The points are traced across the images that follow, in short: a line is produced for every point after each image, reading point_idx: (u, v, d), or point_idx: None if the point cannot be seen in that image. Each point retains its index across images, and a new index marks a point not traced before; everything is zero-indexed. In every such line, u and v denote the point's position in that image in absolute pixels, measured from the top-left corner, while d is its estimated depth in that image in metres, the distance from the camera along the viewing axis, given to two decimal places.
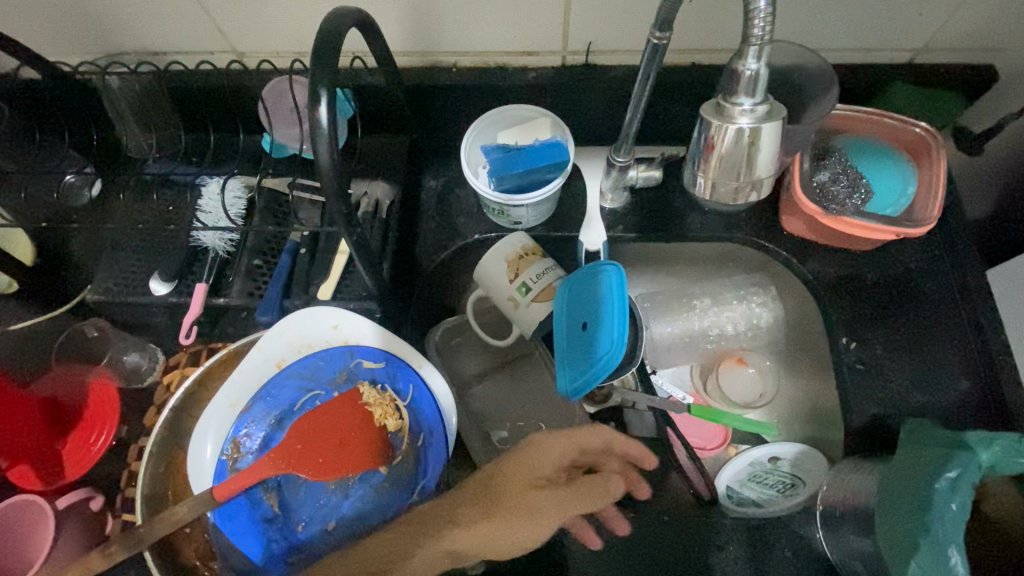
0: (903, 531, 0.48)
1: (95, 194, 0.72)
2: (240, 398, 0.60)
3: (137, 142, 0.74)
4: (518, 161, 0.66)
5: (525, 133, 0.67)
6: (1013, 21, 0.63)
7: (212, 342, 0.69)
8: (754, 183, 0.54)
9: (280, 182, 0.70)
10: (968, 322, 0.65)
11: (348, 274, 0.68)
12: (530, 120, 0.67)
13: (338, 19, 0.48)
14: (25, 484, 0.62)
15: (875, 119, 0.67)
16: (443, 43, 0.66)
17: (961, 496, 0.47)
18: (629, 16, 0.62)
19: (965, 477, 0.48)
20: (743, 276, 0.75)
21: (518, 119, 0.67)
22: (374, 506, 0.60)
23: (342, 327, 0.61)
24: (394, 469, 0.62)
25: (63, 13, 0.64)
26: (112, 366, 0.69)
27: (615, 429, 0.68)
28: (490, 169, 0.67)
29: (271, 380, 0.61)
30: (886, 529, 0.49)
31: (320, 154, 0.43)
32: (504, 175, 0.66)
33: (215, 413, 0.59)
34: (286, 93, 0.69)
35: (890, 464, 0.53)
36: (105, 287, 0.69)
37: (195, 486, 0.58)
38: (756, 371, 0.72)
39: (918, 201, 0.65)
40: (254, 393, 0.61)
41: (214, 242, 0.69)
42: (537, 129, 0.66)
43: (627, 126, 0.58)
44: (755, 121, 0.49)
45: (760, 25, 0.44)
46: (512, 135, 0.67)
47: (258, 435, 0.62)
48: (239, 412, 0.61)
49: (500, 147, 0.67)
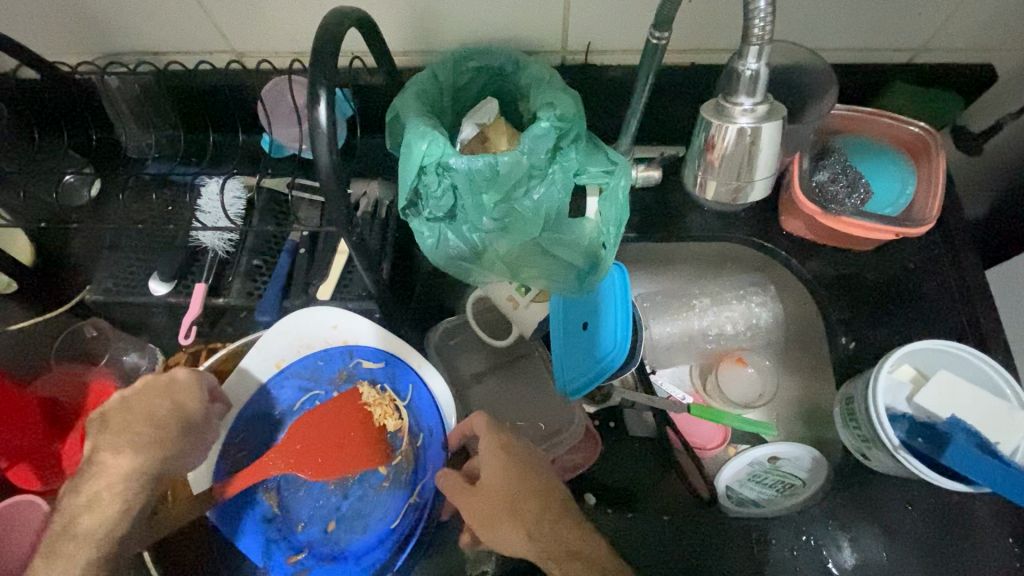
0: (551, 74, 0.62)
1: (95, 193, 0.71)
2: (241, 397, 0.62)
3: (137, 142, 0.74)
4: (946, 472, 0.54)
5: (960, 392, 0.56)
6: (1013, 21, 0.63)
7: (212, 342, 0.70)
8: (754, 183, 0.56)
9: (280, 182, 0.70)
10: (967, 321, 0.64)
11: (348, 273, 0.68)
12: (957, 370, 0.58)
13: (336, 18, 0.47)
14: (25, 484, 0.62)
15: (876, 119, 0.67)
16: (442, 42, 0.66)
17: (551, 118, 0.58)
18: (628, 16, 0.62)
19: (548, 120, 0.58)
20: (743, 275, 0.74)
21: (957, 358, 0.58)
22: (378, 504, 0.60)
23: (342, 327, 0.62)
24: (395, 465, 0.62)
25: (59, 12, 0.64)
26: (112, 365, 0.68)
27: (614, 429, 0.66)
28: (956, 458, 0.51)
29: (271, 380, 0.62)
30: (537, 70, 0.63)
31: (319, 155, 0.43)
32: (987, 486, 0.50)
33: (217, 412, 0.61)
34: (286, 92, 0.68)
35: (559, 129, 0.59)
36: (104, 287, 0.68)
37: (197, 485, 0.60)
38: (755, 370, 0.68)
39: (917, 200, 0.65)
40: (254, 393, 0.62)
41: (214, 243, 0.69)
42: (991, 399, 0.55)
43: (634, 113, 0.61)
44: (755, 121, 0.50)
45: (760, 24, 0.44)
46: (935, 391, 0.56)
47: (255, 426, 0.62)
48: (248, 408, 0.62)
49: (975, 434, 0.53)
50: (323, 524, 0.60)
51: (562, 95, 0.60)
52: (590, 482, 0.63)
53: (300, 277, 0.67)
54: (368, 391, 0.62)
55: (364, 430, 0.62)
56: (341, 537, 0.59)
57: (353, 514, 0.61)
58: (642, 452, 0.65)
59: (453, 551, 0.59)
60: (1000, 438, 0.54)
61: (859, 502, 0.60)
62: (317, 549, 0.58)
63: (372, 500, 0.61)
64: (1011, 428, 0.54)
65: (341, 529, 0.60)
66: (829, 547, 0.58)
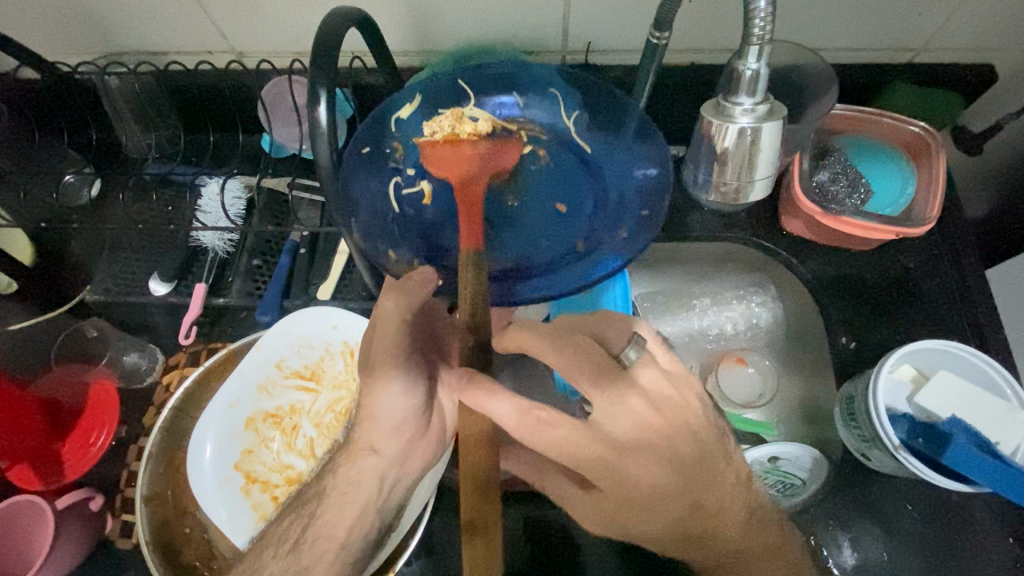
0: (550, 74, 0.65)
1: (94, 193, 0.72)
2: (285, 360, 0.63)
3: (137, 143, 0.74)
4: (947, 471, 0.54)
5: (957, 391, 0.56)
6: (1014, 20, 0.63)
7: (212, 342, 0.69)
8: (754, 182, 0.56)
9: (280, 182, 0.70)
10: (968, 322, 0.65)
11: (348, 273, 0.69)
12: (956, 370, 0.58)
13: (338, 18, 0.48)
14: (25, 484, 0.61)
15: (876, 119, 0.67)
16: (442, 42, 0.66)
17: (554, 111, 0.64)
18: (628, 15, 0.62)
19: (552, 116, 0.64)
20: (743, 275, 0.74)
21: (957, 357, 0.57)
22: (532, 185, 0.63)
23: (342, 327, 0.64)
24: (529, 155, 0.64)
25: (61, 13, 0.64)
26: (112, 366, 0.68)
27: None
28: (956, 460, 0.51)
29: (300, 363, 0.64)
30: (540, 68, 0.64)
31: (319, 154, 0.43)
32: (988, 487, 0.50)
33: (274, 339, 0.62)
34: (286, 92, 0.68)
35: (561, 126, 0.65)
36: (104, 287, 0.70)
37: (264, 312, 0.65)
38: (756, 370, 0.67)
39: (918, 199, 0.64)
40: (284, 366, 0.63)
41: (214, 243, 0.69)
42: (992, 399, 0.55)
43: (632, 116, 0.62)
44: (755, 121, 0.50)
45: (760, 24, 0.44)
46: (932, 391, 0.56)
47: (427, 218, 0.61)
48: (419, 196, 0.62)
49: (978, 435, 0.53)
50: (525, 240, 0.60)
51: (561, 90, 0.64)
52: None
53: (300, 277, 0.68)
54: (432, 128, 0.61)
55: (467, 145, 0.61)
56: (582, 213, 0.61)
57: (538, 230, 0.61)
58: None
59: (453, 551, 0.60)
60: (1001, 439, 0.53)
61: (860, 502, 0.59)
62: (554, 260, 0.58)
63: (556, 119, 0.65)
64: (1013, 429, 0.53)
65: (548, 238, 0.60)
66: (829, 547, 0.58)
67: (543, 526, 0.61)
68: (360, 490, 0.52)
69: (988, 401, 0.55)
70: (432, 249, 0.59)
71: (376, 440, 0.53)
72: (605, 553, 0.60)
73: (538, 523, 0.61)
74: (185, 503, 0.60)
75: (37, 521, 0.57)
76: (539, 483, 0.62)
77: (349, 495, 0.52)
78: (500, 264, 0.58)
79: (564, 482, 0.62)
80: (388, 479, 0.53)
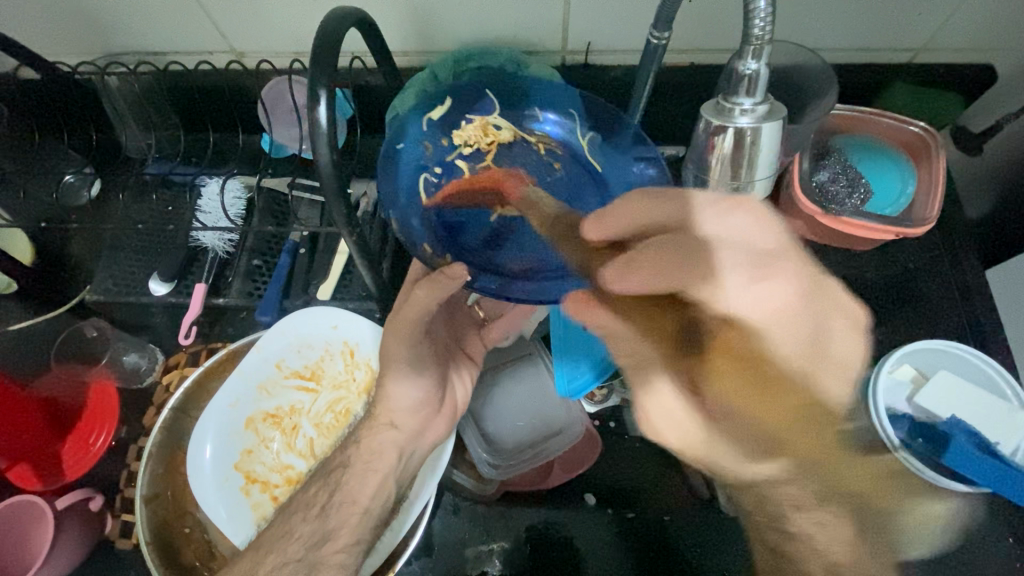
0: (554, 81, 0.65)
1: (94, 194, 0.71)
2: (285, 359, 0.63)
3: (138, 143, 0.76)
4: (947, 471, 0.54)
5: (957, 390, 0.56)
6: (1014, 20, 0.63)
7: (212, 342, 0.70)
8: (755, 182, 0.56)
9: (280, 182, 0.70)
10: (967, 321, 0.65)
11: (348, 273, 0.69)
12: (957, 369, 0.58)
13: (338, 18, 0.48)
14: (25, 484, 0.62)
15: (876, 119, 0.67)
16: (442, 42, 0.66)
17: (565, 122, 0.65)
18: (628, 16, 0.62)
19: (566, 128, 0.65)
20: None
21: (958, 358, 0.57)
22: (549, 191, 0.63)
23: (341, 327, 0.63)
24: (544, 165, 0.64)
25: (62, 15, 0.64)
26: (112, 366, 0.67)
27: (615, 429, 0.65)
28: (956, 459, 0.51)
29: (294, 359, 0.63)
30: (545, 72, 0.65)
31: (320, 155, 0.43)
32: (987, 486, 0.51)
33: (273, 337, 0.62)
34: (286, 92, 0.69)
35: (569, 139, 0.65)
36: (104, 287, 0.69)
37: (263, 311, 0.65)
38: None
39: (919, 200, 0.64)
40: (284, 363, 0.63)
41: (214, 243, 0.69)
42: (992, 398, 0.55)
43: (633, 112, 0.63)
44: (755, 121, 0.50)
45: (760, 25, 0.44)
46: (932, 390, 0.56)
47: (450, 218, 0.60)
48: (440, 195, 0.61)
49: (978, 435, 0.53)
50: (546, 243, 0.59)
51: (569, 97, 0.64)
52: (591, 481, 0.63)
53: (301, 277, 0.68)
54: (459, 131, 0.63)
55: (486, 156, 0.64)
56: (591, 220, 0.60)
57: None
58: (642, 453, 0.64)
59: (453, 551, 0.60)
60: (1000, 438, 0.53)
61: None
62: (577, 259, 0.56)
63: (567, 133, 0.65)
64: (1012, 428, 0.53)
65: None
66: None
67: (543, 527, 0.61)
68: (382, 458, 0.54)
69: (988, 401, 0.55)
70: (453, 243, 0.58)
71: (395, 415, 0.55)
72: (604, 553, 0.60)
73: (538, 524, 0.61)
74: (185, 503, 0.60)
75: (37, 522, 0.57)
76: (539, 483, 0.62)
77: (373, 464, 0.54)
78: (518, 268, 0.57)
79: (563, 482, 0.62)
80: (405, 453, 0.55)
